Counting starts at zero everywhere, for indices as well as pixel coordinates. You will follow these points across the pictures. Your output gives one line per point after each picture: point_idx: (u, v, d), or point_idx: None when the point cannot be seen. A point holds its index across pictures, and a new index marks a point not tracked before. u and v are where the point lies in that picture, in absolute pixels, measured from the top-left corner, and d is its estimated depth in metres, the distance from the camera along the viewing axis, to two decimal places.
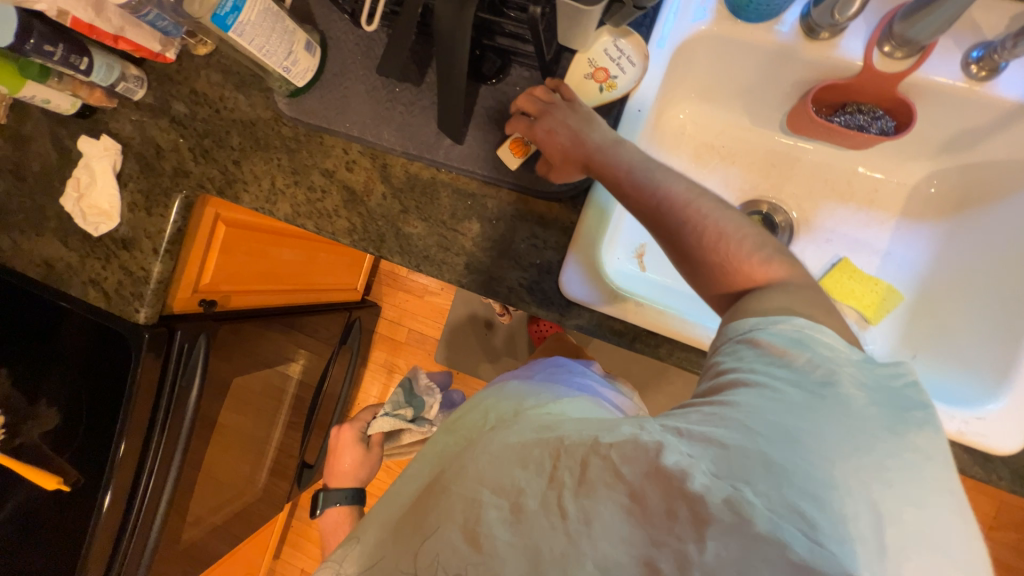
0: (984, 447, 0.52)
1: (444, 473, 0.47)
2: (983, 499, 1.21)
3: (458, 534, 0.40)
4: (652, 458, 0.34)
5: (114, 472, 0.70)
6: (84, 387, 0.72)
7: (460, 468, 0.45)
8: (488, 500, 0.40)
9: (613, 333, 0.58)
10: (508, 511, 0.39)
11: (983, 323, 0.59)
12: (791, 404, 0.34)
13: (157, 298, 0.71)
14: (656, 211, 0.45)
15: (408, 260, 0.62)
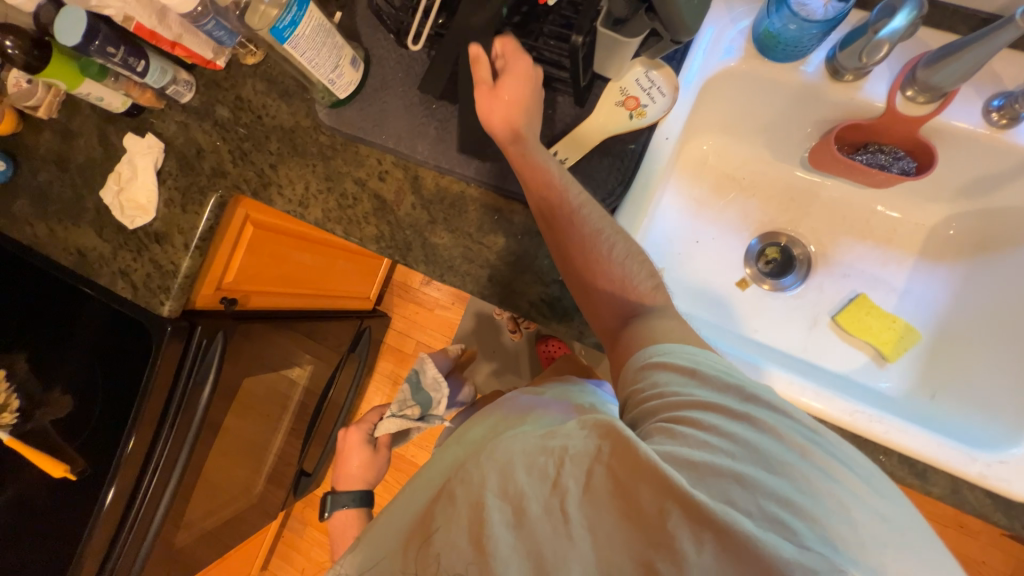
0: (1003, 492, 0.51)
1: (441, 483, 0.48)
2: (997, 554, 1.17)
3: (463, 536, 0.40)
4: (645, 462, 0.36)
5: (121, 465, 0.70)
6: (101, 376, 0.73)
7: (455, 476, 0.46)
8: (491, 503, 0.40)
9: None
10: (511, 514, 0.39)
11: (1004, 366, 0.58)
12: (751, 430, 0.40)
13: (183, 292, 0.73)
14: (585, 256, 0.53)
15: (433, 269, 0.63)
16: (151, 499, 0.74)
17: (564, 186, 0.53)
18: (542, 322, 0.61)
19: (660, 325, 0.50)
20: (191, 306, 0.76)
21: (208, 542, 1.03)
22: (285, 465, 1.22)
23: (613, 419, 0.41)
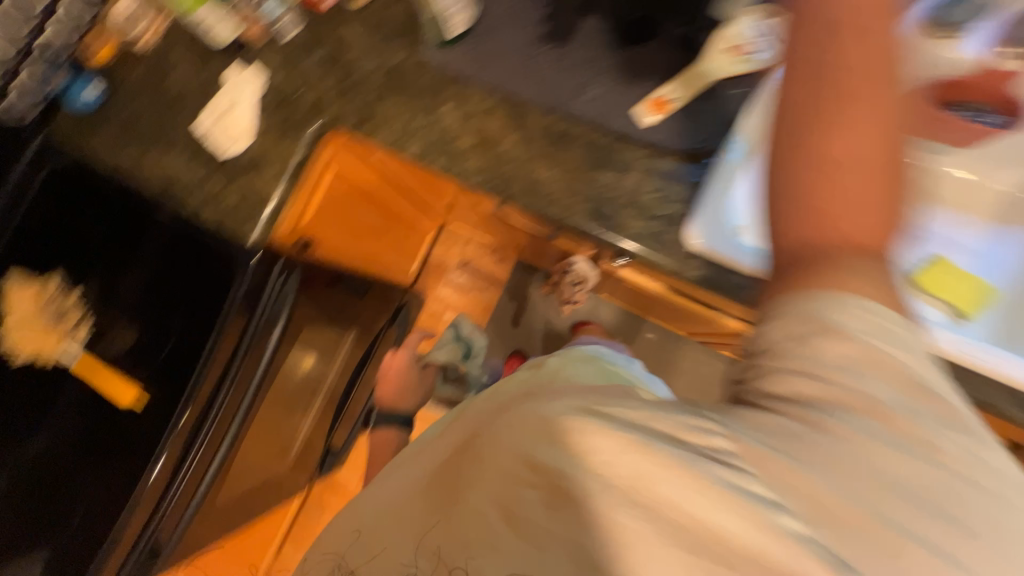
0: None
1: (458, 432, 0.49)
2: None
3: (489, 512, 0.40)
4: (711, 477, 0.31)
5: (196, 391, 0.69)
6: (181, 299, 0.74)
7: (467, 436, 0.47)
8: (520, 480, 0.38)
9: (732, 286, 0.60)
10: (542, 494, 0.36)
11: None
12: (907, 451, 0.31)
13: (271, 221, 0.73)
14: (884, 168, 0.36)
15: (533, 201, 0.64)
16: (214, 436, 0.70)
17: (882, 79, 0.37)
18: (642, 256, 0.61)
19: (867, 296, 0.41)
20: (272, 244, 0.74)
21: (240, 504, 0.99)
22: (317, 436, 1.18)
23: (692, 411, 0.33)
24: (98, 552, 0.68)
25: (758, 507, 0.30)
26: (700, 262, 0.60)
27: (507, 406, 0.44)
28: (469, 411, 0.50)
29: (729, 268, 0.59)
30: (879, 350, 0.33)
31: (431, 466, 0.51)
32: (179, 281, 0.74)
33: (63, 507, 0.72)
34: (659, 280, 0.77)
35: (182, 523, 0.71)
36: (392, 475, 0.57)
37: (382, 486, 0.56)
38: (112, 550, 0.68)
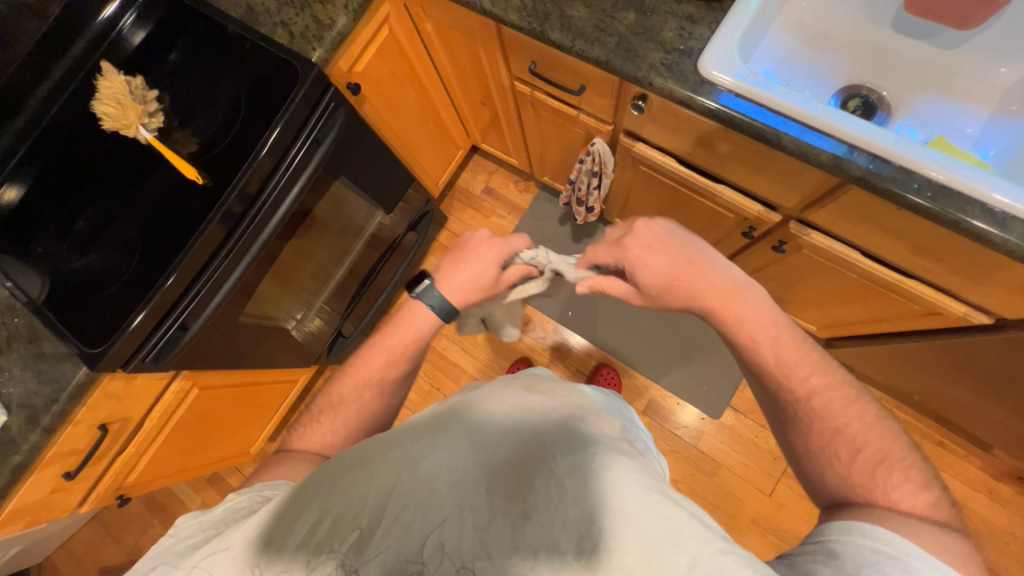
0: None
1: (542, 483, 0.40)
2: (997, 510, 1.18)
3: (523, 529, 0.38)
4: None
5: (244, 178, 0.79)
6: (241, 110, 0.84)
7: (564, 501, 0.39)
8: (579, 528, 0.37)
9: (737, 109, 0.65)
10: (584, 546, 0.37)
11: None
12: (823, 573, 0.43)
13: (333, 46, 0.85)
14: (751, 364, 0.56)
15: (567, 35, 0.71)
16: (254, 230, 0.83)
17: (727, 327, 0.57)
18: (659, 86, 0.68)
19: (792, 384, 0.54)
20: (330, 68, 0.86)
21: (255, 345, 1.05)
22: (330, 311, 1.25)
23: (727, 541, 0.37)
24: (131, 313, 0.76)
25: None
26: (707, 88, 0.66)
27: (586, 438, 0.44)
28: (564, 471, 0.41)
29: (737, 95, 0.65)
30: (857, 428, 0.51)
31: (485, 498, 0.39)
32: (245, 95, 0.84)
33: (107, 272, 0.80)
34: (673, 146, 0.82)
35: (213, 303, 0.83)
36: (420, 474, 0.41)
37: (391, 490, 0.40)
38: (145, 312, 0.76)
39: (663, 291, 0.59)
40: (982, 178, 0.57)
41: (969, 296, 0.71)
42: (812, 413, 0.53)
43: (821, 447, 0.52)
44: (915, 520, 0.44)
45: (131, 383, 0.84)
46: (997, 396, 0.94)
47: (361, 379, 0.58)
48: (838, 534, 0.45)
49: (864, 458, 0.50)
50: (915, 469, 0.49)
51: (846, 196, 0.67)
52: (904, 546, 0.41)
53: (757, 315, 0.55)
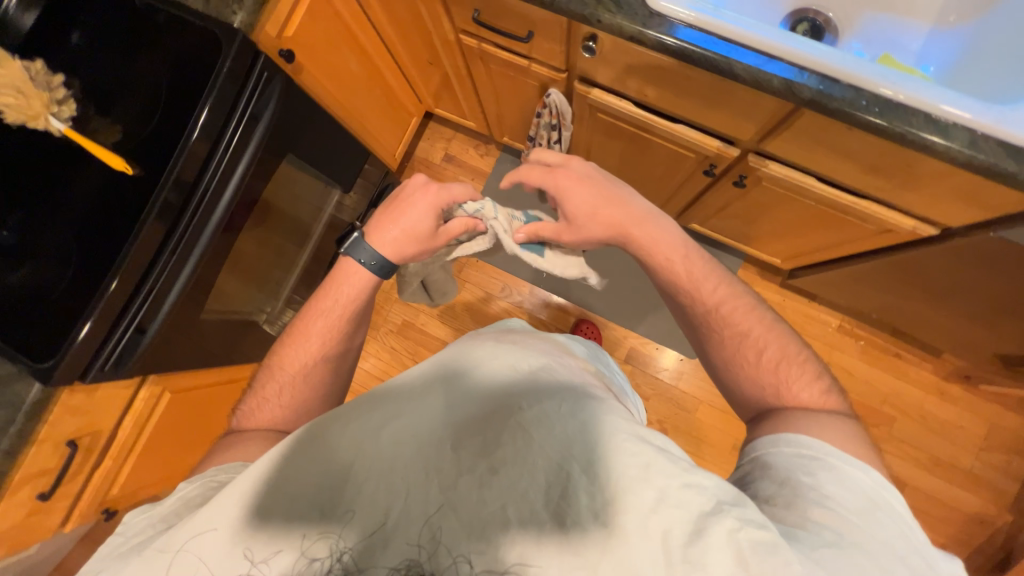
0: (1010, 142, 0.58)
1: (509, 435, 0.37)
2: (948, 408, 1.30)
3: (492, 483, 0.35)
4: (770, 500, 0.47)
5: (180, 163, 0.73)
6: (164, 88, 0.77)
7: (533, 449, 0.36)
8: (551, 473, 0.35)
9: (691, 40, 0.64)
10: (557, 491, 0.35)
11: (1002, 82, 0.67)
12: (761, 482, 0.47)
13: (256, 9, 0.77)
14: (667, 285, 0.60)
15: None
16: (200, 219, 0.78)
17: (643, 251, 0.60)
18: (609, 23, 0.65)
19: (702, 296, 0.58)
20: (256, 33, 0.79)
21: (224, 341, 1.01)
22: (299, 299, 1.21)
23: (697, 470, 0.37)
24: (79, 321, 0.71)
25: (689, 525, 0.34)
26: (658, 21, 0.64)
27: (553, 386, 0.42)
28: (532, 419, 0.38)
29: (691, 28, 0.64)
30: (764, 330, 0.56)
31: (449, 457, 0.36)
32: (165, 71, 0.77)
33: (45, 281, 0.74)
34: (628, 88, 0.81)
35: (169, 303, 0.79)
36: (380, 438, 0.37)
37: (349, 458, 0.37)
38: (95, 317, 0.71)
39: (584, 220, 0.60)
40: (926, 90, 0.58)
41: (917, 210, 0.75)
42: (723, 321, 0.57)
43: (733, 354, 0.56)
44: (816, 412, 0.50)
45: (94, 394, 0.81)
46: (946, 304, 1.01)
47: (301, 348, 0.57)
48: (769, 447, 0.48)
49: (767, 356, 0.55)
50: (808, 363, 0.55)
51: (800, 121, 0.68)
52: (822, 445, 0.45)
53: (668, 249, 0.59)
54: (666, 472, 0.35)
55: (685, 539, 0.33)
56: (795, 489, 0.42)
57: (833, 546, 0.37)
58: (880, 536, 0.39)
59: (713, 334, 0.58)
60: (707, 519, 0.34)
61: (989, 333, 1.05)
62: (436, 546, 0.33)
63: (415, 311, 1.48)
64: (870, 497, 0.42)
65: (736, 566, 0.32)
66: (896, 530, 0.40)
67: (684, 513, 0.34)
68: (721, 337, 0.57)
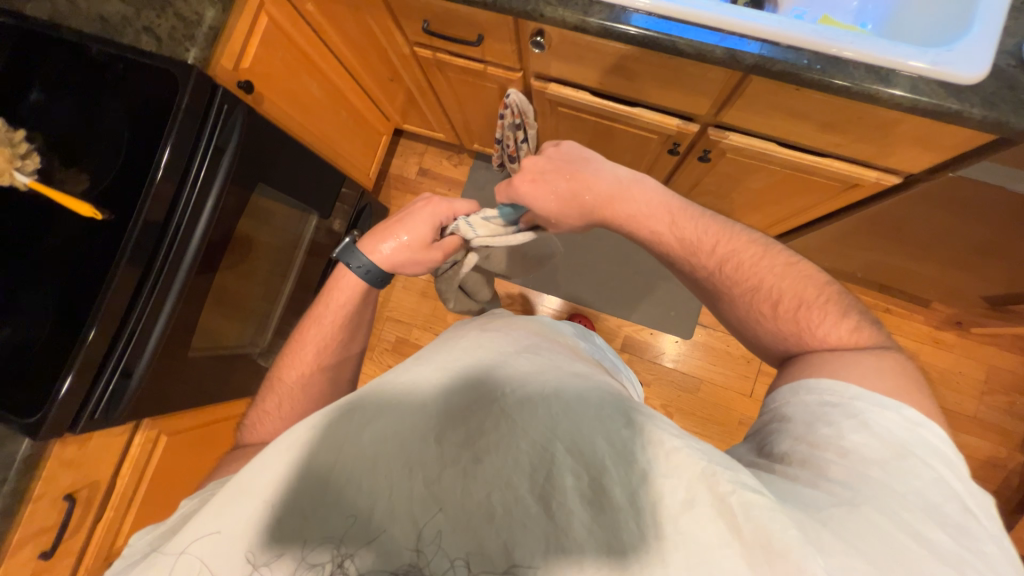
0: (950, 82, 0.60)
1: (492, 423, 0.37)
2: (945, 356, 1.30)
3: (476, 472, 0.35)
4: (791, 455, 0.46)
5: (148, 202, 0.73)
6: (126, 132, 0.77)
7: (516, 434, 0.36)
8: (534, 457, 0.35)
9: (632, 23, 0.65)
10: (542, 473, 0.35)
11: (934, 27, 0.69)
12: None
13: (209, 43, 0.79)
14: (667, 256, 0.60)
15: None
16: (175, 256, 0.78)
17: (635, 224, 0.59)
18: (551, 17, 0.67)
19: (699, 259, 0.57)
20: (212, 68, 0.81)
21: (216, 378, 1.00)
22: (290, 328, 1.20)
23: (682, 436, 0.37)
24: (62, 372, 0.71)
25: (677, 492, 0.33)
26: (601, 9, 0.66)
27: (534, 369, 0.42)
28: (513, 406, 0.38)
29: (647, 15, 0.65)
30: (776, 280, 0.55)
31: (433, 450, 0.36)
32: (125, 115, 0.78)
33: (29, 336, 0.74)
34: (582, 78, 0.82)
35: (151, 345, 0.78)
36: (363, 439, 0.37)
37: (334, 459, 0.36)
38: (77, 366, 0.70)
39: (566, 209, 0.61)
40: (863, 42, 0.60)
41: (878, 160, 0.76)
42: (729, 280, 0.56)
43: (748, 310, 0.56)
44: (845, 352, 0.49)
45: (86, 445, 0.80)
46: (926, 252, 1.02)
47: (298, 357, 0.58)
48: (790, 397, 0.48)
49: (784, 306, 0.54)
50: (831, 302, 0.53)
51: (749, 89, 0.69)
52: (848, 391, 0.45)
53: (651, 218, 0.59)
54: (649, 445, 0.36)
55: (673, 509, 0.33)
56: (814, 443, 0.42)
57: (842, 503, 0.36)
58: (907, 483, 0.38)
59: (727, 296, 0.58)
60: (697, 487, 0.33)
61: (973, 276, 1.06)
62: (427, 542, 0.33)
63: (409, 327, 1.48)
64: (901, 445, 0.40)
65: (726, 532, 0.32)
66: (930, 478, 0.38)
67: (669, 481, 0.34)
68: (733, 298, 0.57)
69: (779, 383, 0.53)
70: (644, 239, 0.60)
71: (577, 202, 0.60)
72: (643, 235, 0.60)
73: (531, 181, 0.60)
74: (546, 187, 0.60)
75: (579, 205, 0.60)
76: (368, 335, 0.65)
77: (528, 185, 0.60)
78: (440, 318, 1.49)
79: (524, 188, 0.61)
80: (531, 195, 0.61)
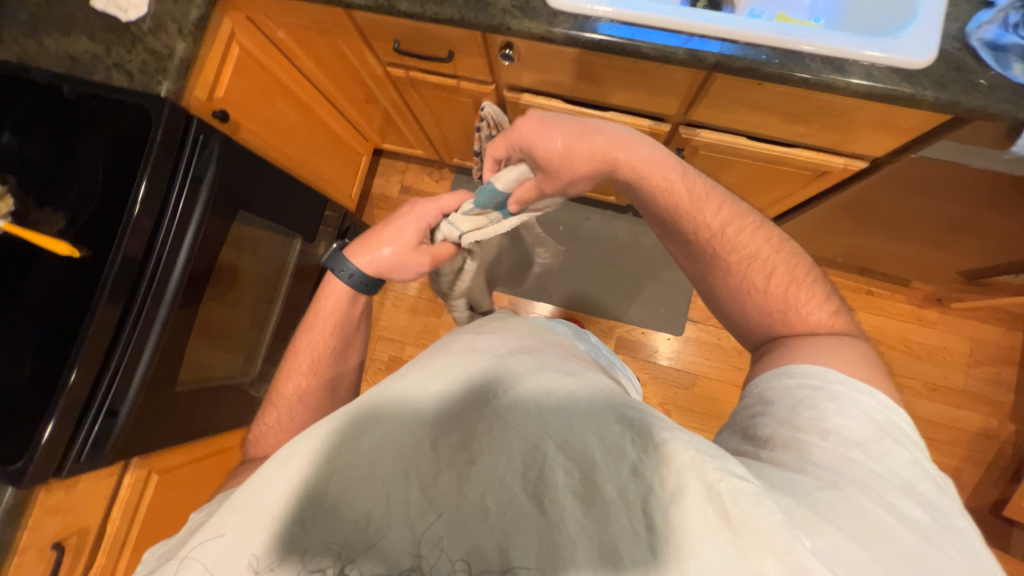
0: (903, 67, 0.63)
1: (485, 425, 0.37)
2: (931, 333, 1.33)
3: (471, 476, 0.34)
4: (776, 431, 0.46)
5: (126, 238, 0.72)
6: (101, 169, 0.77)
7: (509, 435, 0.36)
8: (528, 457, 0.35)
9: (597, 30, 0.67)
10: (536, 472, 0.34)
11: (883, 16, 0.72)
12: None
13: (181, 76, 0.80)
14: (669, 213, 0.57)
15: (414, 3, 0.72)
16: (158, 291, 0.77)
17: (634, 182, 0.57)
18: (518, 29, 0.69)
19: (707, 216, 0.55)
20: (186, 99, 0.82)
21: (206, 410, 0.99)
22: (280, 355, 1.18)
23: (675, 428, 0.37)
24: (45, 418, 0.69)
25: (671, 484, 0.33)
26: (566, 19, 0.68)
27: (525, 371, 0.41)
28: (506, 408, 0.38)
29: (612, 22, 0.68)
30: (774, 254, 0.55)
31: (428, 456, 0.36)
32: (99, 151, 0.77)
33: (8, 382, 0.72)
34: (553, 87, 0.84)
35: (136, 384, 0.76)
36: (358, 447, 0.36)
37: (328, 467, 0.36)
38: (60, 410, 0.69)
39: (576, 148, 0.55)
40: (817, 35, 0.63)
41: (843, 147, 0.79)
42: (727, 247, 0.55)
43: (741, 281, 0.55)
44: (819, 336, 0.51)
45: (73, 491, 0.77)
46: (901, 233, 1.05)
47: (294, 368, 0.59)
48: (772, 382, 0.49)
49: (776, 279, 0.54)
50: (815, 282, 0.55)
51: (715, 86, 0.72)
52: (828, 374, 0.46)
53: (667, 174, 0.56)
54: (639, 439, 0.35)
55: (664, 501, 0.33)
56: (796, 427, 0.43)
57: (828, 486, 0.37)
58: (884, 464, 0.40)
59: (721, 265, 0.56)
60: (686, 479, 0.33)
61: (948, 253, 1.09)
62: (427, 549, 0.33)
63: (401, 345, 1.47)
64: (876, 426, 0.42)
65: (715, 519, 0.31)
66: (902, 456, 0.41)
67: (661, 474, 0.34)
68: (728, 265, 0.56)
69: (760, 369, 0.53)
70: (648, 194, 0.57)
71: (586, 141, 0.56)
72: (648, 189, 0.57)
73: (541, 120, 0.56)
74: (558, 126, 0.56)
75: (584, 143, 0.55)
76: (366, 345, 0.65)
77: (536, 123, 0.56)
78: (432, 333, 1.48)
79: (529, 125, 0.56)
80: (537, 133, 0.56)
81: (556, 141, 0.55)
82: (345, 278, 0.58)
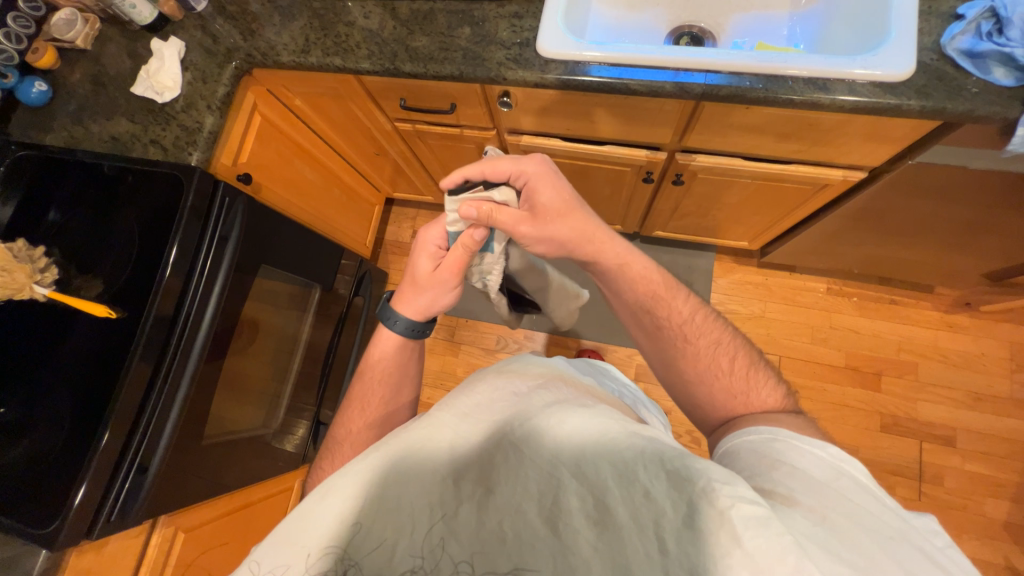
0: (884, 81, 0.65)
1: (502, 457, 0.37)
2: (965, 339, 1.28)
3: (486, 509, 0.34)
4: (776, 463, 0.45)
5: (158, 297, 0.77)
6: (136, 235, 0.83)
7: (525, 466, 0.36)
8: (542, 486, 0.35)
9: (587, 73, 0.72)
10: (553, 500, 0.34)
11: (859, 38, 0.76)
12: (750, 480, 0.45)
13: (209, 146, 0.87)
14: (643, 300, 0.58)
15: (418, 64, 0.79)
16: (186, 347, 0.80)
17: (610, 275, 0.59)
18: (515, 78, 0.75)
19: (682, 303, 0.58)
20: (213, 166, 0.89)
21: (231, 463, 0.99)
22: (301, 403, 1.19)
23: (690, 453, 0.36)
24: (78, 476, 0.71)
25: (685, 510, 0.32)
26: (557, 66, 0.73)
27: (543, 403, 0.42)
28: (523, 439, 0.38)
29: (600, 64, 0.73)
30: (736, 342, 0.57)
31: (446, 489, 0.36)
32: (134, 219, 0.84)
33: (46, 443, 0.75)
34: (551, 127, 0.89)
35: (163, 441, 0.78)
36: (383, 479, 0.37)
37: (352, 494, 0.37)
38: (92, 468, 0.71)
39: (553, 215, 0.57)
40: (797, 59, 0.66)
41: (839, 159, 0.80)
42: (693, 333, 0.56)
43: (707, 365, 0.55)
44: (774, 414, 0.50)
45: (102, 553, 0.78)
46: (914, 239, 1.03)
47: (349, 414, 0.61)
48: (739, 440, 0.47)
49: (737, 366, 0.55)
50: (769, 374, 0.56)
51: (704, 114, 0.75)
52: (781, 430, 0.46)
53: (643, 275, 0.58)
54: (651, 465, 0.35)
55: (676, 526, 0.32)
56: (769, 469, 0.41)
57: (819, 522, 0.34)
58: (853, 502, 0.37)
59: (687, 350, 0.56)
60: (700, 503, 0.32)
61: (966, 256, 1.07)
62: None
63: None
64: (833, 466, 0.41)
65: (727, 542, 0.30)
66: (865, 494, 0.39)
67: (675, 499, 0.33)
68: (696, 350, 0.56)
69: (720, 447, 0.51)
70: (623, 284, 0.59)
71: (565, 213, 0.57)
72: (618, 277, 0.59)
73: (547, 174, 0.57)
74: (553, 189, 0.57)
75: (565, 210, 0.57)
76: (418, 388, 0.66)
77: (538, 175, 0.57)
78: (449, 372, 1.48)
79: (533, 170, 0.56)
80: (535, 182, 0.57)
81: (544, 196, 0.56)
82: (399, 328, 0.61)
